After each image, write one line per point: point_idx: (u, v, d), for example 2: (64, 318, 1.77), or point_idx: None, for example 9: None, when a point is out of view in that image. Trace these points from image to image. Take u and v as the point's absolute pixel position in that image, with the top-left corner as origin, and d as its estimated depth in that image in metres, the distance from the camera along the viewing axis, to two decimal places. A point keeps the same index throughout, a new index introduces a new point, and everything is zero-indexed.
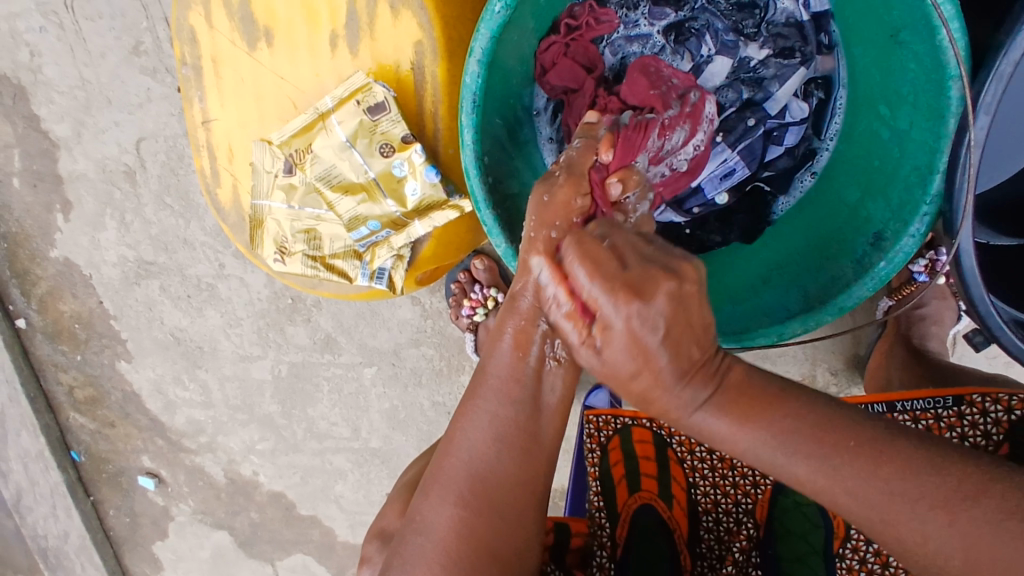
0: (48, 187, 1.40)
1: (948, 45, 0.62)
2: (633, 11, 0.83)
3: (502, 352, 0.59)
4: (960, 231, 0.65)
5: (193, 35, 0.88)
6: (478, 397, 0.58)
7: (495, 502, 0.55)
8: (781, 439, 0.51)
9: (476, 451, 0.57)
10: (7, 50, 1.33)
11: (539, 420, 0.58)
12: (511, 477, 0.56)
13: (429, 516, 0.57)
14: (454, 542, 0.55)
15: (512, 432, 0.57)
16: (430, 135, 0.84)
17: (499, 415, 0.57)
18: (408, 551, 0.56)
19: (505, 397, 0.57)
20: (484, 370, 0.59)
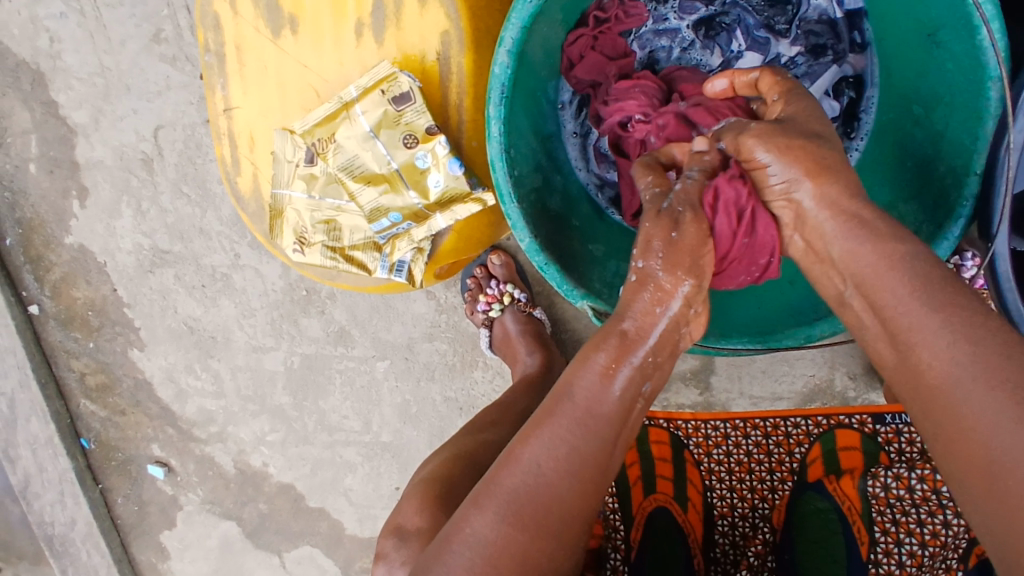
0: (64, 174, 1.40)
1: (988, 45, 0.61)
2: (663, 6, 0.82)
3: (590, 376, 0.60)
4: (997, 234, 0.63)
5: (217, 22, 0.87)
6: (556, 419, 0.59)
7: (555, 534, 0.56)
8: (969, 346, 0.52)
9: (546, 473, 0.57)
10: (26, 35, 1.33)
11: (612, 454, 0.60)
12: (576, 511, 0.57)
13: (481, 530, 0.56)
14: (503, 564, 0.55)
15: (588, 467, 0.58)
16: (454, 127, 0.83)
17: (578, 446, 0.58)
18: (452, 559, 0.56)
19: (584, 425, 0.59)
20: (570, 388, 0.61)
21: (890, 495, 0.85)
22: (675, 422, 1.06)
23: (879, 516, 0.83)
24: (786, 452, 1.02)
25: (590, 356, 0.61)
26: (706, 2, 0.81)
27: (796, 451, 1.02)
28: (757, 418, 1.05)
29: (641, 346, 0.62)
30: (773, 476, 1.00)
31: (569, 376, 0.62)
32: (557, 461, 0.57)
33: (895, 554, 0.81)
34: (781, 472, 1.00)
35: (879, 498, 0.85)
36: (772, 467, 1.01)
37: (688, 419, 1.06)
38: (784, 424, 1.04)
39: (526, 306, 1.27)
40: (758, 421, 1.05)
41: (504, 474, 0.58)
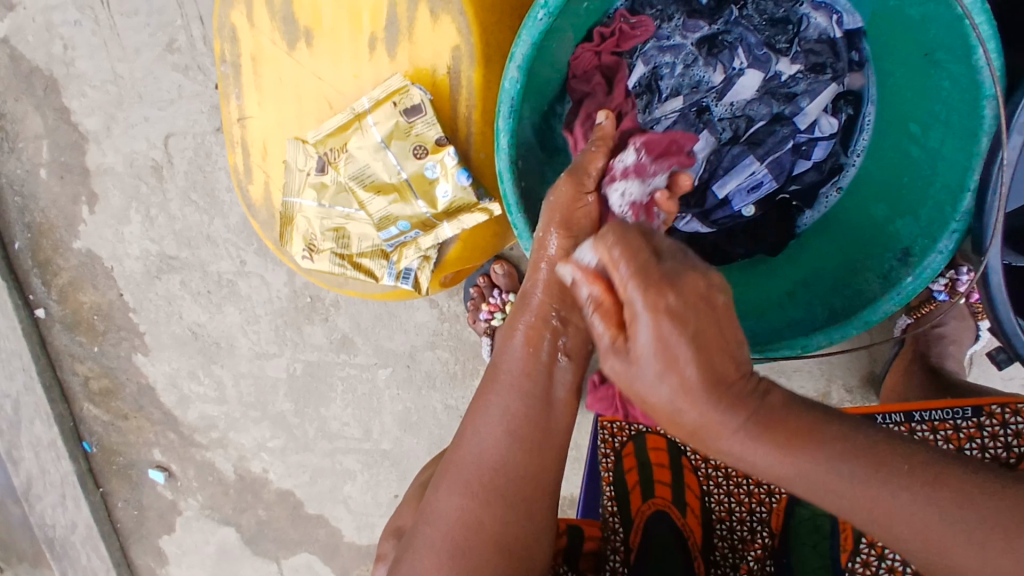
0: (75, 179, 1.42)
1: (984, 65, 0.63)
2: (665, 24, 0.84)
3: (514, 348, 0.64)
4: (990, 249, 0.65)
5: (234, 34, 0.90)
6: (491, 393, 0.63)
7: (504, 495, 0.59)
8: (830, 468, 0.50)
9: (487, 445, 0.60)
10: (43, 44, 1.36)
11: (549, 414, 0.62)
12: (521, 472, 0.60)
13: (438, 506, 0.61)
14: (461, 531, 0.59)
15: (523, 429, 0.61)
16: (463, 139, 0.85)
17: (510, 410, 0.61)
18: (418, 541, 0.60)
19: (514, 390, 0.62)
20: (498, 364, 0.64)
21: None
22: None
23: None
24: None
25: (509, 333, 0.65)
26: (710, 21, 0.84)
27: None
28: None
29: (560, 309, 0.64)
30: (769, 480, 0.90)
31: (496, 356, 0.65)
32: (489, 430, 0.61)
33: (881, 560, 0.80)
34: None
35: None
36: None
37: None
38: None
39: None
40: None
41: (454, 454, 0.63)
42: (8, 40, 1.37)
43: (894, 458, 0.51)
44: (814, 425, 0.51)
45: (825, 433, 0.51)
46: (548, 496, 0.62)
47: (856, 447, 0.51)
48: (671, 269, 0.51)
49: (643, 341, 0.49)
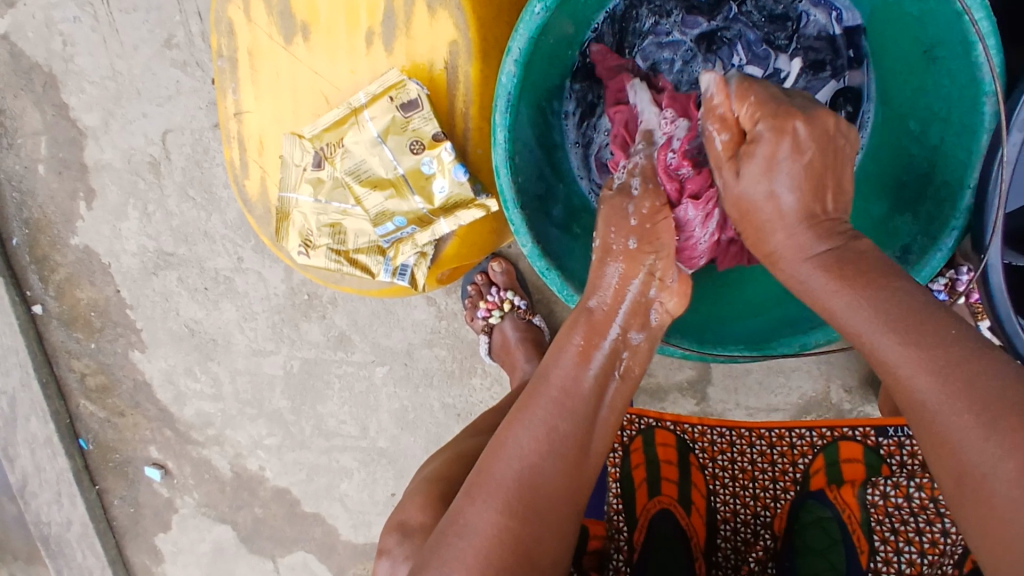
0: (72, 175, 1.42)
1: (984, 62, 0.63)
2: (665, 20, 0.84)
3: (565, 362, 0.66)
4: (989, 247, 0.65)
5: (231, 28, 0.89)
6: (536, 405, 0.64)
7: (541, 513, 0.59)
8: (879, 310, 0.57)
9: (529, 456, 0.61)
10: (41, 39, 1.36)
11: (592, 434, 0.64)
12: (558, 489, 0.61)
13: (471, 518, 0.59)
14: (494, 548, 0.57)
15: (565, 444, 0.62)
16: (460, 135, 0.85)
17: (554, 425, 0.63)
18: (447, 552, 0.59)
19: (562, 405, 0.64)
20: (545, 377, 0.66)
21: (889, 504, 0.83)
22: (680, 423, 0.96)
23: (878, 525, 0.81)
24: (790, 462, 0.92)
25: (562, 344, 0.68)
26: (709, 17, 0.83)
27: (801, 461, 0.92)
28: (762, 426, 0.95)
29: (609, 325, 0.68)
30: (777, 483, 0.91)
31: (544, 366, 0.67)
32: (536, 442, 0.62)
33: (894, 563, 0.79)
34: (785, 482, 0.91)
35: (878, 507, 0.83)
36: (776, 476, 0.92)
37: (694, 422, 0.96)
38: (790, 433, 0.94)
39: (526, 313, 1.29)
40: (763, 430, 0.95)
41: (489, 466, 0.62)
42: (6, 35, 1.37)
43: (946, 325, 0.55)
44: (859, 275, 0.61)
45: (890, 286, 0.58)
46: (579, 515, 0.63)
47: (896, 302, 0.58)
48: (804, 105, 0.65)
49: (759, 158, 0.63)
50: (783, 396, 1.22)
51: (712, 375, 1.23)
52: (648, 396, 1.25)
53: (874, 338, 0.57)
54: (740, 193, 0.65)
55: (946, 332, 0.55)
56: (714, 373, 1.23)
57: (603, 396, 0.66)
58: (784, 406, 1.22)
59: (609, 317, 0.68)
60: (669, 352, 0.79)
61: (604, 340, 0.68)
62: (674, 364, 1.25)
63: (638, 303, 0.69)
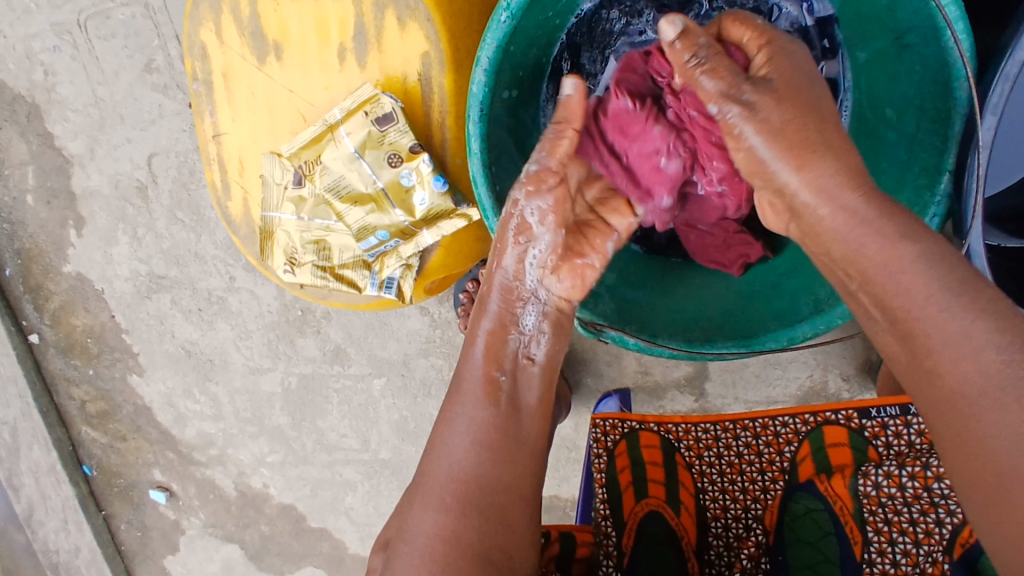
0: (62, 204, 1.42)
1: (954, 46, 0.62)
2: (637, 20, 0.83)
3: (478, 358, 0.69)
4: (970, 232, 0.64)
5: (204, 51, 0.89)
6: (457, 404, 0.67)
7: (479, 502, 0.61)
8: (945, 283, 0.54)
9: (455, 455, 0.63)
10: (22, 69, 1.36)
11: (518, 421, 0.67)
12: (493, 477, 0.62)
13: (413, 523, 0.61)
14: (440, 546, 0.59)
15: (489, 433, 0.65)
16: (438, 145, 0.85)
17: (477, 417, 0.65)
18: (398, 561, 0.60)
19: (479, 399, 0.66)
20: (463, 376, 0.69)
21: (882, 494, 0.79)
22: (663, 423, 0.94)
23: (870, 515, 0.79)
24: (777, 451, 0.91)
25: (472, 343, 0.71)
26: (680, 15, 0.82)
27: (786, 450, 0.90)
28: (746, 417, 0.93)
29: (516, 318, 0.71)
30: (764, 474, 0.89)
31: (462, 368, 0.70)
32: (460, 438, 0.64)
33: (889, 554, 0.77)
34: (772, 472, 0.89)
35: (870, 498, 0.79)
36: (764, 466, 0.90)
37: (677, 421, 0.95)
38: (773, 422, 0.92)
39: None
40: (748, 421, 0.93)
41: (429, 469, 0.64)
42: None
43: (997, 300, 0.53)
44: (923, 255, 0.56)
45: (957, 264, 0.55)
46: (527, 497, 0.64)
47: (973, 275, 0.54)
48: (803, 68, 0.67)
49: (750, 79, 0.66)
50: (781, 387, 1.21)
51: (708, 371, 1.23)
52: (646, 394, 1.25)
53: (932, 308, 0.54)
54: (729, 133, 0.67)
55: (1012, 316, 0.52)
56: (710, 368, 1.23)
57: (526, 383, 0.69)
58: (784, 397, 1.22)
59: (506, 309, 0.71)
60: (658, 353, 0.77)
61: (512, 330, 0.70)
62: (671, 361, 1.25)
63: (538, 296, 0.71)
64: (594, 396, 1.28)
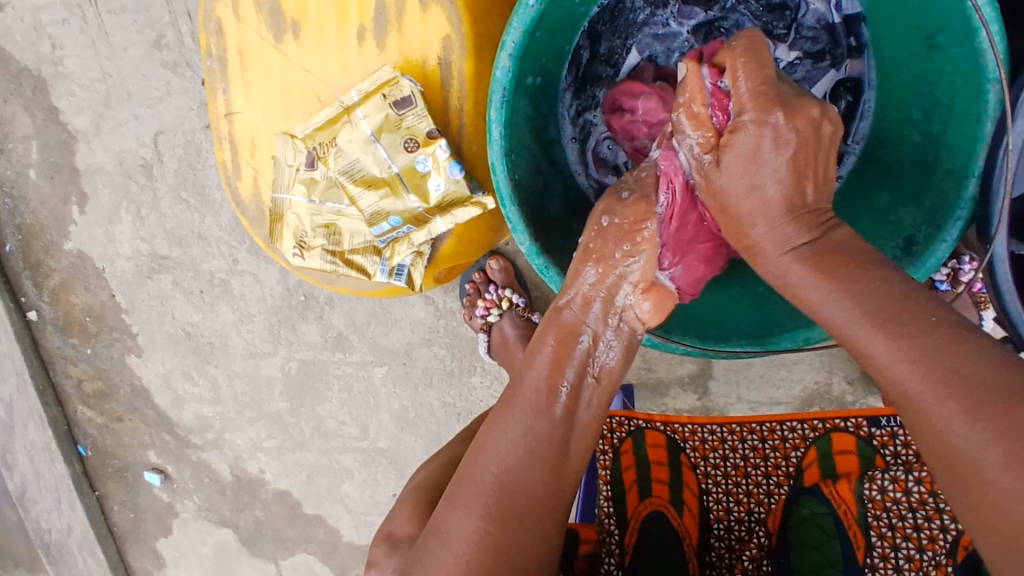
0: (64, 179, 1.40)
1: (988, 48, 0.62)
2: (661, 11, 0.83)
3: (540, 364, 0.67)
4: (995, 237, 0.63)
5: (220, 27, 0.88)
6: (511, 409, 0.65)
7: (522, 516, 0.60)
8: (858, 298, 0.55)
9: (504, 463, 0.62)
10: (29, 42, 1.34)
11: (570, 436, 0.65)
12: (541, 492, 0.62)
13: (452, 525, 0.61)
14: (479, 556, 0.59)
15: (544, 446, 0.63)
16: (455, 131, 0.83)
17: (531, 426, 0.64)
18: (431, 560, 0.61)
19: (536, 407, 0.64)
20: (521, 379, 0.67)
21: (887, 498, 0.78)
22: (670, 423, 0.94)
23: (875, 520, 0.77)
24: (783, 456, 0.91)
25: (535, 347, 0.69)
26: (706, 7, 0.81)
27: (793, 455, 0.91)
28: (754, 420, 0.94)
29: (580, 326, 0.68)
30: (769, 478, 0.89)
31: (522, 370, 0.68)
32: (513, 445, 0.63)
33: (892, 559, 0.75)
34: (777, 476, 0.89)
35: (875, 502, 0.78)
36: (769, 470, 0.90)
37: (684, 421, 0.94)
38: (781, 426, 0.93)
39: (524, 310, 1.27)
40: (755, 424, 0.93)
41: (472, 470, 0.63)
42: None
43: (926, 312, 0.53)
44: (859, 264, 0.58)
45: (869, 273, 0.57)
46: (562, 512, 0.64)
47: (896, 290, 0.55)
48: (799, 91, 0.63)
49: (739, 148, 0.61)
50: (785, 389, 1.21)
51: (713, 370, 1.22)
52: (649, 391, 1.25)
53: (851, 329, 0.56)
54: (718, 191, 0.64)
55: (932, 317, 0.52)
56: (715, 367, 1.22)
57: (580, 399, 0.67)
58: (787, 399, 1.21)
59: (580, 318, 0.68)
60: (671, 350, 0.77)
61: (579, 341, 0.68)
62: (676, 359, 1.24)
63: (613, 308, 0.68)
64: None
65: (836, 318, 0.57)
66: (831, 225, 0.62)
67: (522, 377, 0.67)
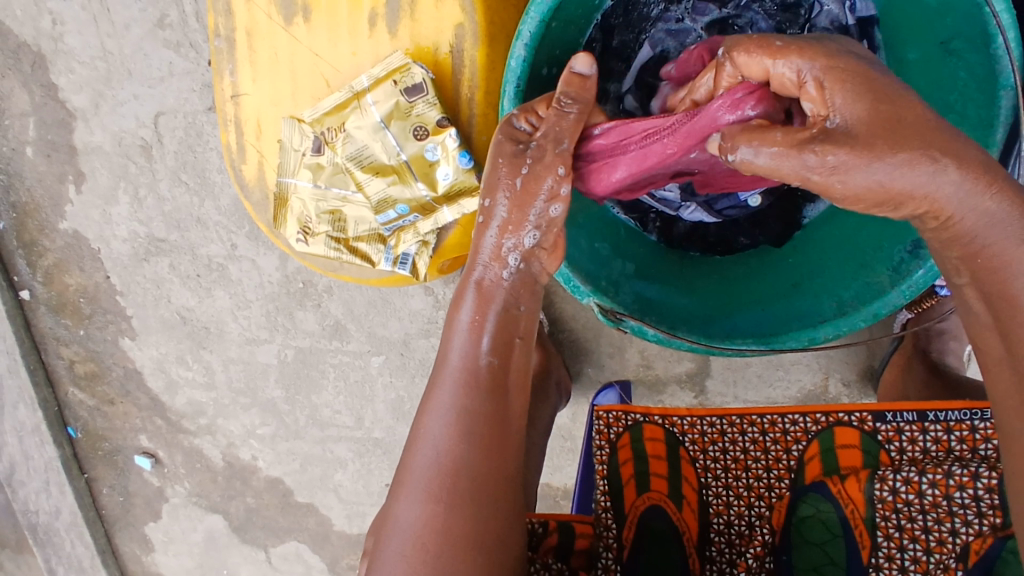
0: (62, 159, 1.38)
1: (1005, 54, 0.61)
2: (675, 7, 0.83)
3: (459, 342, 0.65)
4: None
5: (229, 7, 0.87)
6: (438, 391, 0.64)
7: (468, 493, 0.60)
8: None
9: (441, 446, 0.61)
10: (30, 18, 1.32)
11: (507, 400, 0.64)
12: (482, 465, 0.61)
13: (401, 514, 0.61)
14: (431, 537, 0.59)
15: (480, 421, 0.62)
16: (464, 120, 0.83)
17: (464, 404, 0.63)
18: (388, 553, 0.61)
19: (465, 385, 0.63)
20: (445, 358, 0.66)
21: (898, 500, 0.78)
22: (668, 416, 0.92)
23: (883, 521, 0.78)
24: (784, 450, 0.89)
25: (452, 322, 0.67)
26: (720, 4, 0.82)
27: (795, 449, 0.88)
28: (754, 413, 0.90)
29: (498, 292, 0.66)
30: (769, 472, 0.88)
31: (444, 347, 0.66)
32: (445, 427, 0.62)
33: (897, 560, 0.77)
34: (779, 470, 0.88)
35: (885, 503, 0.78)
36: (770, 464, 0.89)
37: (682, 414, 0.92)
38: (782, 419, 0.89)
39: None
40: (755, 416, 0.90)
41: (410, 460, 0.63)
42: None
43: None
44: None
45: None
46: (514, 477, 0.63)
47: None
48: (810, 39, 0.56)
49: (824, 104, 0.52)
50: (782, 389, 1.21)
51: (710, 368, 1.23)
52: (646, 388, 1.25)
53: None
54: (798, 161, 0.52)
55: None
56: (713, 365, 1.22)
57: (511, 359, 0.66)
58: (783, 399, 1.22)
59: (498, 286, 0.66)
60: (675, 345, 0.76)
61: (491, 306, 0.66)
62: (674, 356, 1.24)
63: (524, 271, 0.67)
64: (594, 386, 1.27)
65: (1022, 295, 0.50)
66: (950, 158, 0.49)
67: (443, 356, 0.65)
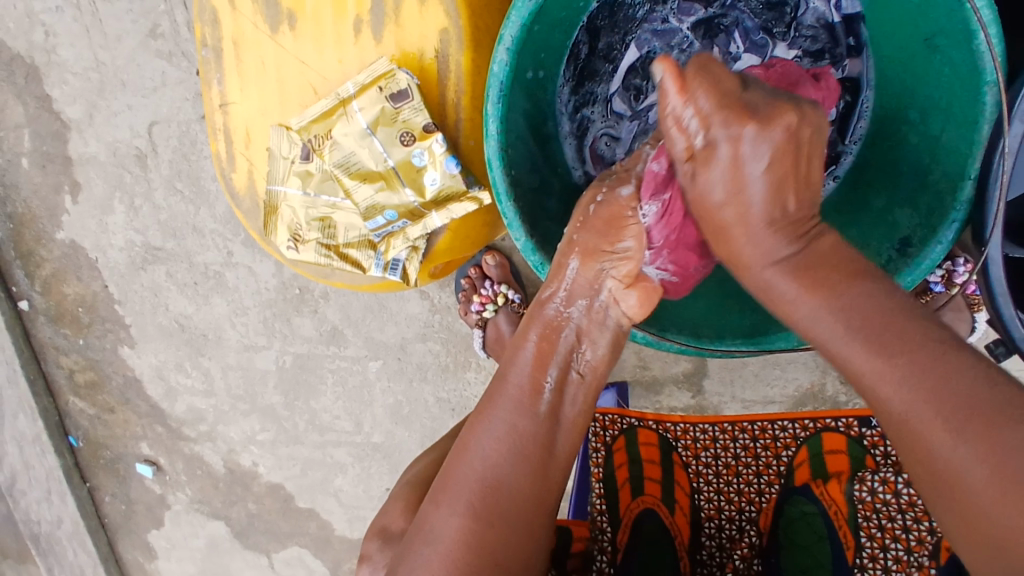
0: (57, 169, 1.39)
1: (987, 50, 0.61)
2: (661, 7, 0.83)
3: (524, 359, 0.68)
4: (990, 239, 0.63)
5: (215, 17, 0.87)
6: (495, 407, 0.66)
7: (505, 510, 0.60)
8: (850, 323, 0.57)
9: (490, 459, 0.62)
10: (23, 30, 1.32)
11: (557, 431, 0.65)
12: (523, 486, 0.62)
13: (436, 525, 0.61)
14: (461, 551, 0.58)
15: (528, 443, 0.63)
16: (452, 125, 0.83)
17: (516, 424, 0.64)
18: (416, 559, 0.60)
19: (520, 404, 0.65)
20: (506, 377, 0.68)
21: (877, 500, 0.78)
22: (663, 422, 0.97)
23: (865, 521, 0.77)
24: (774, 455, 0.92)
25: (519, 341, 0.70)
26: (705, 4, 0.82)
27: (784, 455, 0.92)
28: (744, 421, 0.95)
29: (565, 318, 0.69)
30: (761, 478, 0.90)
31: (506, 368, 0.69)
32: (496, 443, 0.63)
33: (881, 560, 0.74)
34: (768, 476, 0.90)
35: (866, 504, 0.78)
36: (760, 469, 0.91)
37: (677, 421, 0.97)
38: (772, 426, 0.94)
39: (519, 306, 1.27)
40: (746, 423, 0.95)
41: (457, 468, 0.64)
42: None
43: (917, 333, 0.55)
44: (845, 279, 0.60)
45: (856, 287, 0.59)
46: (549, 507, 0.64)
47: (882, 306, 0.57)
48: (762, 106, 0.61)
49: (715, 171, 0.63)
50: (780, 388, 1.21)
51: (708, 367, 1.22)
52: (644, 389, 1.25)
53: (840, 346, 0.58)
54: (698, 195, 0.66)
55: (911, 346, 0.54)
56: (710, 365, 1.22)
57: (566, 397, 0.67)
58: (781, 398, 1.21)
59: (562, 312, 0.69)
60: (666, 347, 0.77)
61: (560, 335, 0.69)
62: (671, 357, 1.24)
63: (596, 308, 0.69)
64: None
65: (824, 334, 0.59)
66: (815, 234, 0.65)
67: (506, 373, 0.68)
